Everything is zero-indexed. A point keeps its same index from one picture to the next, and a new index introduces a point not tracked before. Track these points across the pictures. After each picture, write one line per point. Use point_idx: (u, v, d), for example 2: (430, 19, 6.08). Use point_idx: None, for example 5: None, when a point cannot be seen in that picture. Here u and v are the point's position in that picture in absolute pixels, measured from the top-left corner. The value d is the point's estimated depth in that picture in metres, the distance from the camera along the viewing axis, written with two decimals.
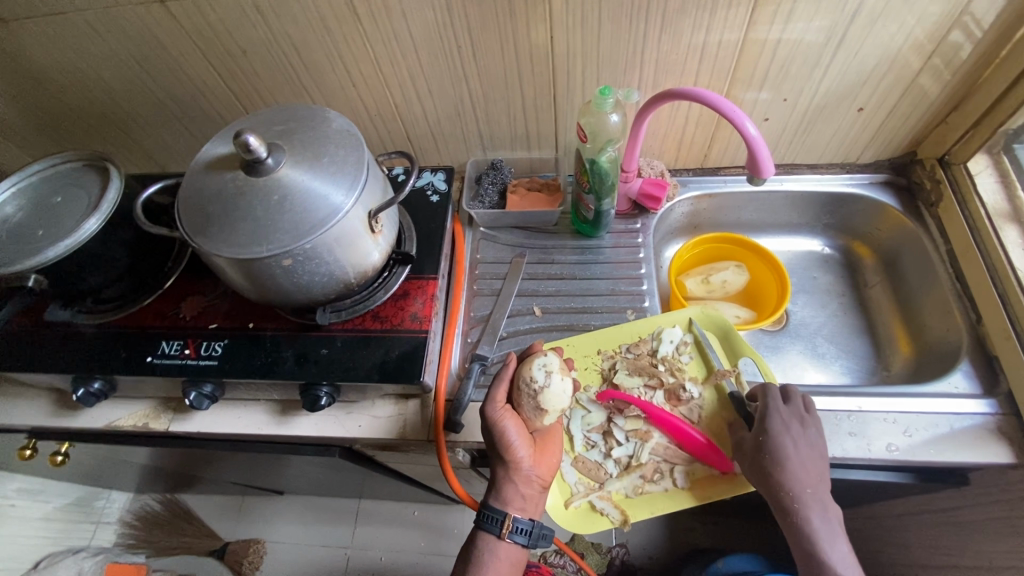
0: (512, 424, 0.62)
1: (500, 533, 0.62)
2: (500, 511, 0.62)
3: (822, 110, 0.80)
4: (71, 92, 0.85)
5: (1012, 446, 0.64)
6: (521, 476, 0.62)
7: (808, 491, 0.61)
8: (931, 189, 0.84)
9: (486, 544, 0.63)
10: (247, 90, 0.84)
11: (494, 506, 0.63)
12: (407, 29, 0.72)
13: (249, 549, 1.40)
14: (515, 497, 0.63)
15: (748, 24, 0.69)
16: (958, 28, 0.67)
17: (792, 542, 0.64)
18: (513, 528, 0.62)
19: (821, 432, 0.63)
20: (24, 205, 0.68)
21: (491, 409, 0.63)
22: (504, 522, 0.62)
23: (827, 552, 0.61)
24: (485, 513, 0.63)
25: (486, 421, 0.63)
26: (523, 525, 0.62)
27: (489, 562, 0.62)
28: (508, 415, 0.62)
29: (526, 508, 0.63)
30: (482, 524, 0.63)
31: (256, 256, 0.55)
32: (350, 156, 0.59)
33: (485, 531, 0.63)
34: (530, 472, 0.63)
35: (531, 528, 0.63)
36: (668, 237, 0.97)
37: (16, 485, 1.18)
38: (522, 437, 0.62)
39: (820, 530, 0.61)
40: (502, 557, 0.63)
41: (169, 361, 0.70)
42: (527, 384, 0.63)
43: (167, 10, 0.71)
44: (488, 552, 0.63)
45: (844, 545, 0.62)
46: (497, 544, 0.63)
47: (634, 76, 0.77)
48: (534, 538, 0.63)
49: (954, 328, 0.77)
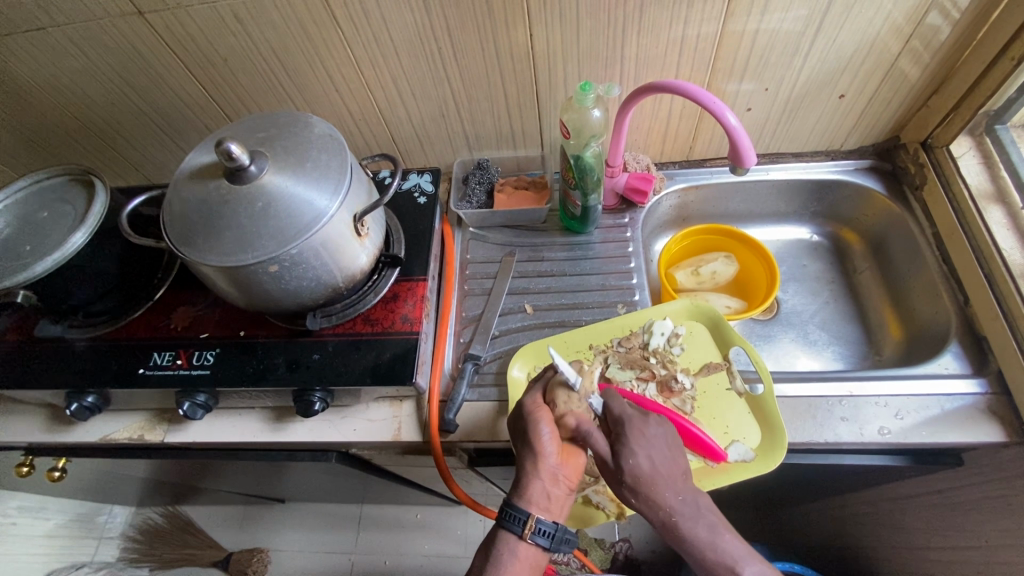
0: (545, 418, 0.58)
1: (522, 534, 0.54)
2: (522, 509, 0.55)
3: (804, 98, 0.81)
4: (55, 107, 0.86)
5: (1004, 424, 0.64)
6: (547, 473, 0.57)
7: (678, 497, 0.54)
8: (916, 172, 0.85)
9: (505, 543, 0.55)
10: (230, 98, 0.84)
11: (517, 503, 0.55)
12: (387, 31, 0.72)
13: (252, 558, 1.39)
14: (540, 495, 0.56)
15: (725, 15, 0.69)
16: (934, 10, 0.68)
17: (685, 553, 0.56)
18: (537, 529, 0.54)
19: (663, 436, 0.57)
20: (12, 221, 0.67)
21: (527, 402, 0.61)
22: (527, 521, 0.54)
23: (717, 550, 0.54)
24: (506, 510, 0.55)
25: (522, 415, 0.60)
26: (547, 527, 0.54)
27: (508, 563, 0.54)
28: (543, 410, 0.59)
29: (550, 509, 0.56)
30: (502, 522, 0.55)
31: (243, 263, 0.55)
32: (334, 160, 0.60)
33: (505, 531, 0.55)
34: (557, 471, 0.57)
35: (554, 530, 0.55)
36: (657, 231, 0.98)
37: (15, 503, 1.21)
38: (553, 432, 0.58)
39: (700, 530, 0.54)
40: (522, 558, 0.54)
41: (161, 372, 0.70)
42: (575, 400, 0.61)
43: (146, 21, 0.71)
44: (507, 553, 0.54)
45: (734, 537, 0.55)
46: (517, 545, 0.55)
47: (615, 72, 0.78)
48: (558, 542, 0.55)
49: (943, 309, 0.77)
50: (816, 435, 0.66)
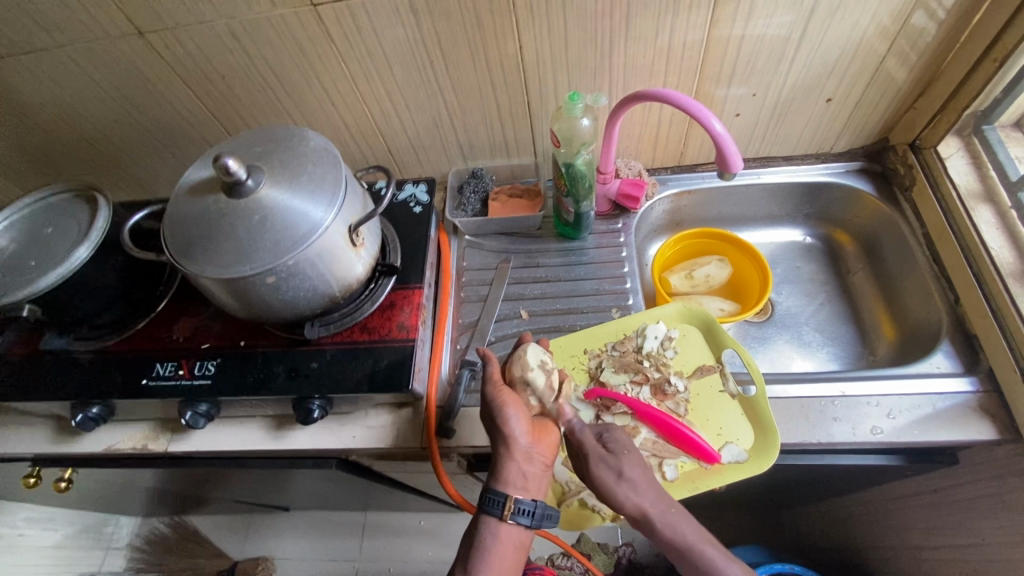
0: (512, 401, 0.58)
1: (502, 516, 0.54)
2: (500, 492, 0.55)
3: (791, 103, 0.82)
4: (58, 125, 0.88)
5: (995, 422, 0.65)
6: (521, 454, 0.57)
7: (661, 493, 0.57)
8: (905, 173, 0.86)
9: (486, 526, 0.55)
10: (228, 113, 0.85)
11: (495, 487, 0.55)
12: (379, 46, 0.73)
13: (258, 567, 1.41)
14: (516, 477, 0.56)
15: (711, 23, 0.70)
16: (918, 12, 0.69)
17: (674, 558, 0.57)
18: (517, 509, 0.54)
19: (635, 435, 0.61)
20: (17, 237, 0.69)
21: (489, 388, 0.60)
22: (506, 503, 0.54)
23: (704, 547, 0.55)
24: (485, 494, 0.55)
25: (485, 399, 0.60)
26: (527, 506, 0.55)
27: (491, 545, 0.54)
28: (506, 392, 0.59)
29: (528, 489, 0.56)
30: (482, 508, 0.55)
31: (240, 275, 0.56)
32: (328, 173, 0.61)
33: (486, 515, 0.55)
34: (530, 449, 0.57)
35: (535, 508, 0.55)
36: (651, 236, 0.99)
37: (25, 515, 1.19)
38: (520, 412, 0.58)
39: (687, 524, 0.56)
40: (504, 540, 0.55)
41: (163, 382, 0.72)
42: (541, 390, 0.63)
43: (146, 41, 0.73)
44: (489, 536, 0.55)
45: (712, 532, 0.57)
46: (499, 527, 0.55)
47: (603, 81, 0.79)
48: (540, 520, 0.55)
49: (934, 308, 0.78)
50: (809, 435, 0.67)
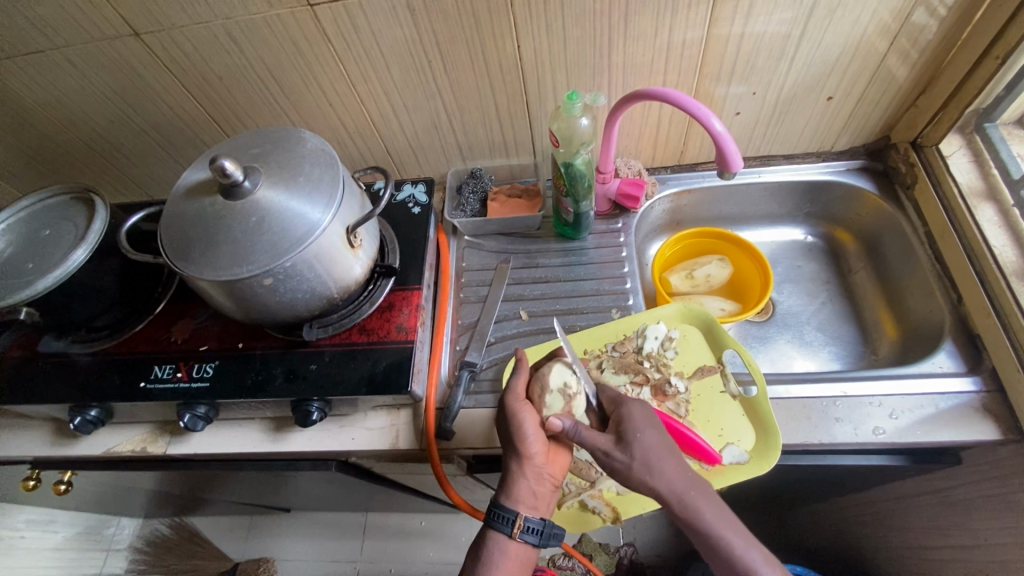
0: (532, 418, 0.59)
1: (511, 533, 0.56)
2: (510, 509, 0.57)
3: (792, 101, 0.82)
4: (56, 127, 0.87)
5: (998, 422, 0.64)
6: (533, 473, 0.58)
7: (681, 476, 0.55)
8: (906, 171, 0.85)
9: (495, 542, 0.56)
10: (226, 114, 0.85)
11: (505, 503, 0.57)
12: (377, 46, 0.73)
13: (259, 568, 1.41)
14: (527, 494, 0.58)
15: (710, 21, 0.70)
16: (920, 9, 0.68)
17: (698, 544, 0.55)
18: (526, 527, 0.56)
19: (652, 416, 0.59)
20: (14, 240, 0.69)
21: (511, 401, 0.61)
22: (516, 521, 0.56)
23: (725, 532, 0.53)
24: (495, 510, 0.57)
25: (505, 413, 0.61)
26: (535, 524, 0.57)
27: (499, 562, 0.56)
28: (527, 409, 0.60)
29: (537, 507, 0.58)
30: (491, 523, 0.57)
31: (237, 277, 0.56)
32: (325, 174, 0.61)
33: (495, 531, 0.57)
34: (543, 469, 0.59)
35: (542, 526, 0.57)
36: (651, 235, 0.99)
37: (26, 517, 1.18)
38: (539, 432, 0.59)
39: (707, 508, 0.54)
40: (512, 556, 0.56)
41: (162, 385, 0.71)
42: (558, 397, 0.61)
43: (142, 42, 0.73)
44: (497, 551, 0.56)
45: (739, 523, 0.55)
46: (507, 543, 0.57)
47: (602, 81, 0.79)
48: (546, 538, 0.57)
49: (936, 308, 0.77)
50: (811, 436, 0.67)
